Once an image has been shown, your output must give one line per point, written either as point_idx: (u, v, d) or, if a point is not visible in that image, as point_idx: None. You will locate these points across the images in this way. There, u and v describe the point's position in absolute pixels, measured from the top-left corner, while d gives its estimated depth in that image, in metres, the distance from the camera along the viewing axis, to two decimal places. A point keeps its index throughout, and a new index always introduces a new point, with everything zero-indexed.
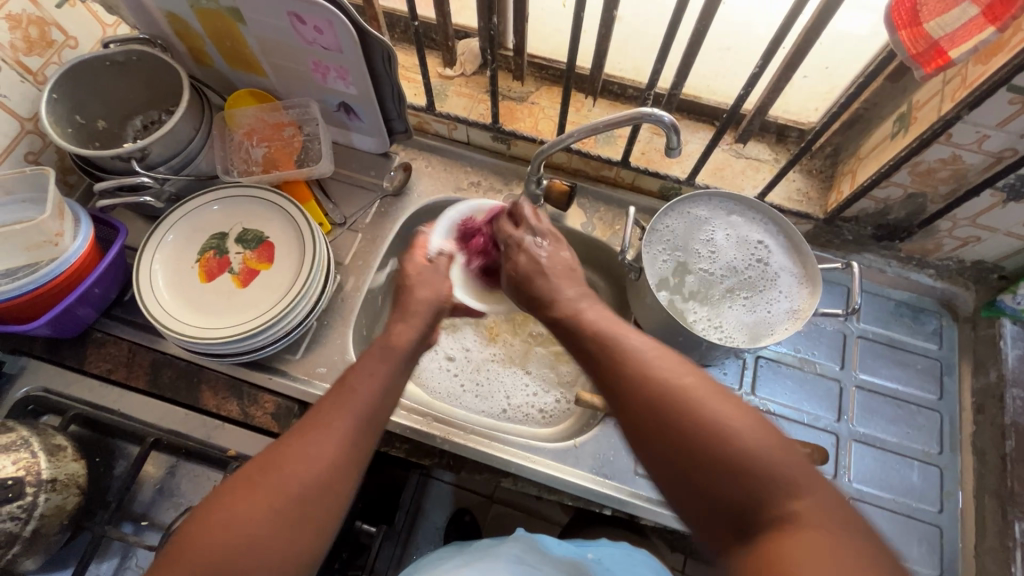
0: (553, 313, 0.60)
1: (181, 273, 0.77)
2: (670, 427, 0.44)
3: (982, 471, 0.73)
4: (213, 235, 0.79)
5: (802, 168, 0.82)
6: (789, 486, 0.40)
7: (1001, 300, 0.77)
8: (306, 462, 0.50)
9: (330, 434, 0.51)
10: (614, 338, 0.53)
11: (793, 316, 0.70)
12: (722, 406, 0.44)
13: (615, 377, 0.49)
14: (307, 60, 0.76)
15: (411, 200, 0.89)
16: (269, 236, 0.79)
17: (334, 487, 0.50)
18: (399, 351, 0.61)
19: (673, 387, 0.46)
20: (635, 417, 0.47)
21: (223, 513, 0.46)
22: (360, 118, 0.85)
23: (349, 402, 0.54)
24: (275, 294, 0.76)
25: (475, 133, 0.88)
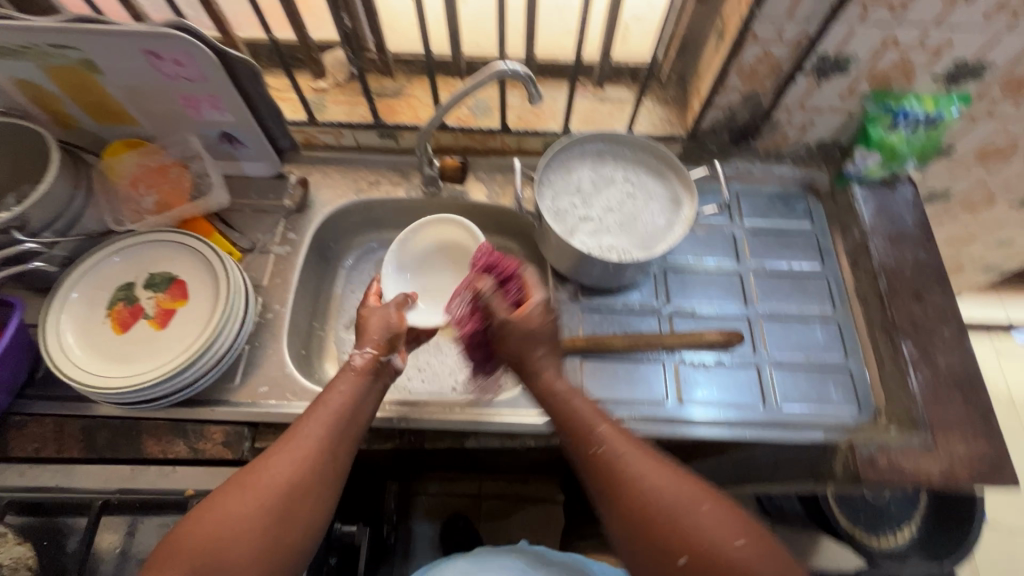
0: (540, 387, 0.65)
1: (93, 332, 0.74)
2: (669, 529, 0.53)
3: (869, 312, 0.83)
4: (120, 286, 0.78)
5: (659, 100, 0.92)
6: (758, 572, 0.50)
7: (846, 170, 0.89)
8: (288, 458, 0.55)
9: (304, 437, 0.57)
10: (616, 444, 0.58)
11: (671, 231, 0.78)
12: (719, 516, 0.53)
13: (620, 487, 0.56)
14: (176, 96, 0.77)
15: (316, 210, 0.91)
16: (179, 274, 0.79)
17: (312, 490, 0.55)
18: (364, 367, 0.64)
19: (673, 495, 0.54)
20: (636, 522, 0.54)
21: (220, 516, 0.52)
22: (246, 144, 0.86)
23: (325, 410, 0.59)
24: (197, 327, 0.76)
25: (362, 135, 0.91)
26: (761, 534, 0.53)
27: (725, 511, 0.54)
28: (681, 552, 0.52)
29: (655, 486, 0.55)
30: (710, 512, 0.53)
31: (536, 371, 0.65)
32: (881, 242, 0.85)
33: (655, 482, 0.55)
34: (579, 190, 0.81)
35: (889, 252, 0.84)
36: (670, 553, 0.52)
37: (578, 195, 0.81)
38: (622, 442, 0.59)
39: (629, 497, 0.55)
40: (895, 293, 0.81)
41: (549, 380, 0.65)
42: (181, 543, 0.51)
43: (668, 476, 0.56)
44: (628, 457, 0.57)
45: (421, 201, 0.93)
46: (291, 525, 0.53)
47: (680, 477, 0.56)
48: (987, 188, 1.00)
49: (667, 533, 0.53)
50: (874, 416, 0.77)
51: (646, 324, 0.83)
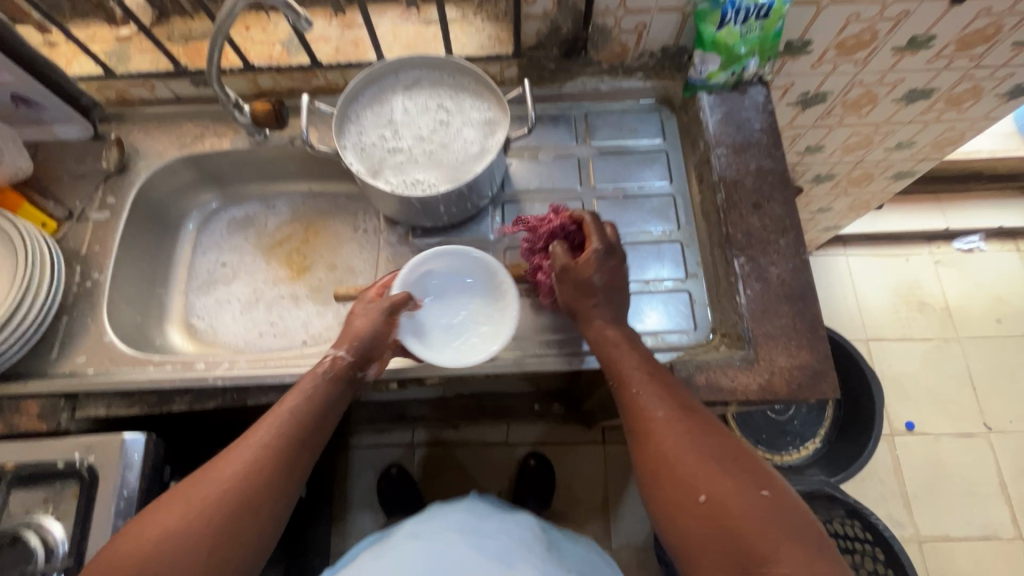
0: (591, 337, 0.67)
1: None
2: (692, 484, 0.54)
3: (710, 230, 0.79)
4: None
5: (489, 17, 0.84)
6: (772, 521, 0.49)
7: (690, 77, 0.82)
8: (236, 469, 0.56)
9: (254, 446, 0.58)
10: (642, 406, 0.61)
11: (482, 158, 0.73)
12: (727, 480, 0.53)
13: (656, 454, 0.57)
14: None
15: (139, 171, 0.87)
16: None
17: (266, 500, 0.56)
18: (327, 372, 0.65)
19: (687, 460, 0.55)
20: (662, 484, 0.56)
21: (144, 533, 0.52)
22: (45, 106, 0.81)
23: (279, 417, 0.61)
24: None
25: (175, 85, 0.85)
26: (777, 494, 0.51)
27: (738, 469, 0.54)
28: (703, 490, 0.53)
29: (673, 434, 0.57)
30: (727, 460, 0.54)
31: (588, 321, 0.68)
32: (724, 153, 0.79)
33: (677, 449, 0.56)
34: (388, 121, 0.76)
35: (731, 163, 0.79)
36: (691, 490, 0.53)
37: (387, 127, 0.76)
38: (653, 397, 0.61)
39: (659, 466, 0.56)
40: (733, 207, 0.76)
41: (603, 331, 0.67)
42: (119, 555, 0.51)
43: (684, 422, 0.58)
44: (649, 408, 0.60)
45: (247, 150, 0.88)
46: (245, 532, 0.54)
47: (695, 441, 0.56)
48: (863, 84, 0.92)
49: (681, 477, 0.54)
50: (708, 335, 0.76)
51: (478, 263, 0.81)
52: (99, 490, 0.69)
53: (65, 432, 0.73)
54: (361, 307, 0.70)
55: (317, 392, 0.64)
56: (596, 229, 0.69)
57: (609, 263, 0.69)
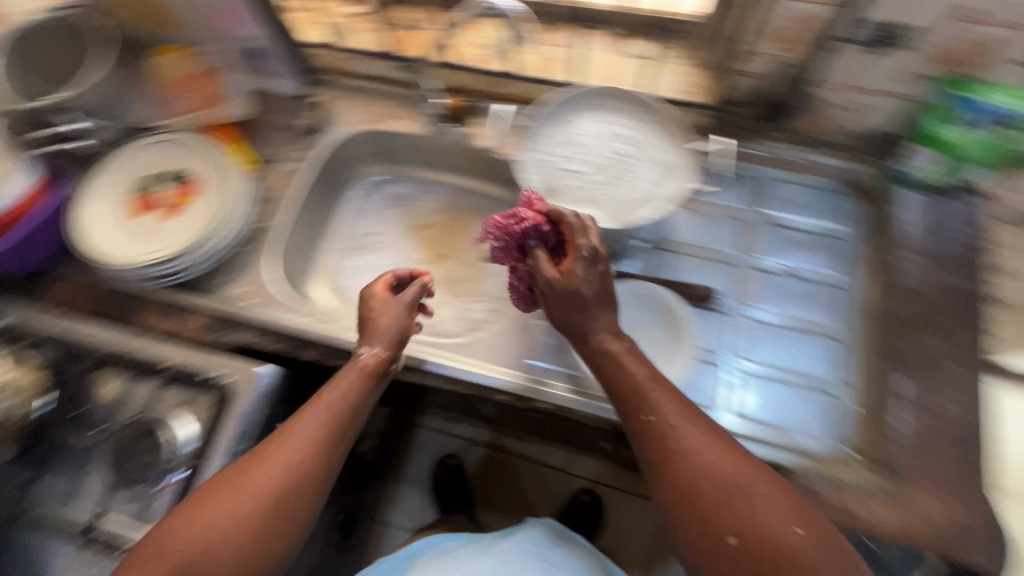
0: (595, 346, 0.61)
1: (116, 209, 0.85)
2: (734, 521, 0.49)
3: (880, 338, 0.72)
4: (144, 176, 0.87)
5: (692, 61, 0.83)
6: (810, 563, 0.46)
7: (900, 168, 0.76)
8: (276, 463, 0.57)
9: (279, 447, 0.58)
10: (669, 431, 0.54)
11: (653, 202, 0.72)
12: (773, 512, 0.49)
13: (686, 481, 0.52)
14: (210, 6, 0.83)
15: (331, 135, 0.95)
16: (195, 173, 0.87)
17: (303, 495, 0.57)
18: (355, 372, 0.64)
19: (725, 484, 0.51)
20: (696, 517, 0.50)
21: (204, 517, 0.54)
22: (274, 62, 0.91)
23: (314, 412, 0.61)
24: (200, 220, 0.84)
25: (383, 66, 0.92)
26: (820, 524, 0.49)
27: (779, 499, 0.50)
28: (733, 531, 0.49)
29: (704, 461, 0.52)
30: (761, 495, 0.50)
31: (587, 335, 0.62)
32: (919, 260, 0.72)
33: (720, 476, 0.51)
34: (566, 144, 0.77)
35: (924, 273, 0.71)
36: (718, 530, 0.49)
37: (564, 150, 0.76)
38: (681, 419, 0.55)
39: (692, 497, 0.51)
40: (915, 322, 0.69)
41: (604, 342, 0.61)
42: (171, 540, 0.53)
43: (710, 448, 0.53)
44: (680, 429, 0.54)
45: (426, 136, 0.93)
46: (286, 516, 0.56)
47: (743, 469, 0.51)
48: None
49: (717, 508, 0.50)
50: (848, 453, 0.68)
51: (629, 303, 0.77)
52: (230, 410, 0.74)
53: (218, 348, 0.80)
54: (377, 303, 0.69)
55: (354, 384, 0.64)
56: (577, 229, 0.64)
57: (594, 271, 0.62)
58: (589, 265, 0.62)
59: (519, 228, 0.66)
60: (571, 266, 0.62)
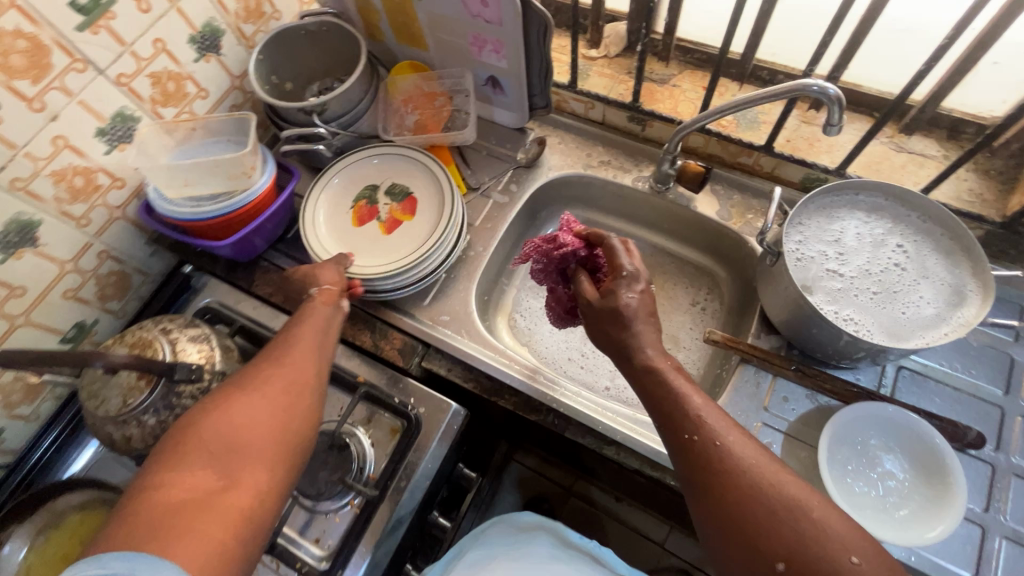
0: (643, 364, 0.59)
1: (339, 214, 0.87)
2: (785, 535, 0.47)
3: None
4: (367, 185, 0.88)
5: (977, 168, 0.75)
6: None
7: None
8: (274, 374, 0.59)
9: (278, 362, 0.61)
10: (717, 434, 0.52)
11: (939, 327, 0.64)
12: (833, 531, 0.46)
13: (733, 489, 0.50)
14: (469, 34, 0.83)
15: (542, 172, 0.93)
16: (414, 192, 0.87)
17: (296, 406, 0.58)
18: (318, 319, 0.67)
19: (782, 493, 0.48)
20: (741, 527, 0.48)
21: (221, 416, 0.54)
22: (506, 93, 0.91)
23: (297, 340, 0.64)
24: (414, 243, 0.83)
25: (612, 113, 0.90)
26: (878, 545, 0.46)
27: (840, 520, 0.47)
28: (780, 556, 0.46)
29: (753, 476, 0.50)
30: (818, 511, 0.47)
31: (637, 352, 0.59)
32: None
33: (767, 487, 0.49)
34: (832, 241, 0.70)
35: None
36: (766, 556, 0.47)
37: (830, 247, 0.70)
38: (725, 428, 0.53)
39: (742, 510, 0.48)
40: None
41: (648, 358, 0.59)
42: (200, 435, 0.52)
43: (759, 459, 0.51)
44: (730, 442, 0.52)
45: (643, 194, 0.89)
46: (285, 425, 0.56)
47: (803, 490, 0.49)
48: None
49: (765, 526, 0.47)
50: None
51: (868, 433, 0.69)
52: (417, 442, 0.74)
53: (411, 374, 0.80)
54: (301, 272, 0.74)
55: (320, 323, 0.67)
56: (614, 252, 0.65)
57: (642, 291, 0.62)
58: (631, 283, 0.61)
59: (559, 252, 0.71)
60: (612, 285, 0.62)
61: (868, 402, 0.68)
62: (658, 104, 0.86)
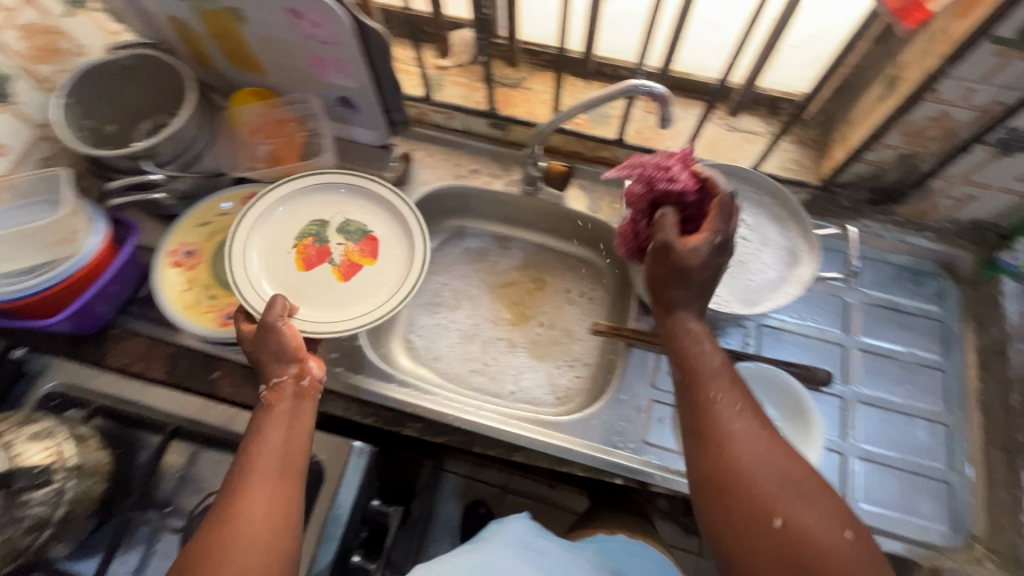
0: (671, 325, 0.62)
1: (276, 253, 0.79)
2: (774, 506, 0.49)
3: (989, 427, 0.73)
4: (314, 221, 0.81)
5: (795, 138, 0.84)
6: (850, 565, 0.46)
7: (1000, 258, 0.77)
8: (260, 478, 0.55)
9: (259, 461, 0.56)
10: (725, 409, 0.54)
11: (781, 288, 0.72)
12: (821, 509, 0.49)
13: (729, 456, 0.51)
14: (307, 55, 0.79)
15: (413, 189, 0.91)
16: (372, 231, 0.82)
17: (283, 508, 0.54)
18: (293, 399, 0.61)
19: (781, 472, 0.50)
20: (734, 492, 0.50)
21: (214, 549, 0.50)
22: (360, 112, 0.87)
23: (273, 434, 0.58)
24: (380, 290, 0.78)
25: (473, 121, 0.90)
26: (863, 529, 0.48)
27: (828, 502, 0.49)
28: (777, 512, 0.48)
29: (754, 452, 0.51)
30: (810, 488, 0.50)
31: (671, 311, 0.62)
32: None
33: (769, 461, 0.51)
34: None
35: None
36: (760, 514, 0.49)
37: None
38: (732, 402, 0.55)
39: (737, 477, 0.50)
40: None
41: (687, 323, 0.61)
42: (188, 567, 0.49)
43: (769, 447, 0.52)
44: (727, 413, 0.54)
45: (516, 197, 0.90)
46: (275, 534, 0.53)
47: (798, 467, 0.51)
48: None
49: (756, 496, 0.49)
50: (969, 543, 0.69)
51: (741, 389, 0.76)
52: (320, 491, 0.70)
53: None
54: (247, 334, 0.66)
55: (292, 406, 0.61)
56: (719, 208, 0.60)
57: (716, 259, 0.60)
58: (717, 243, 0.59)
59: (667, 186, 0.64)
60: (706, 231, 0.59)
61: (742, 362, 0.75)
62: (515, 109, 0.88)
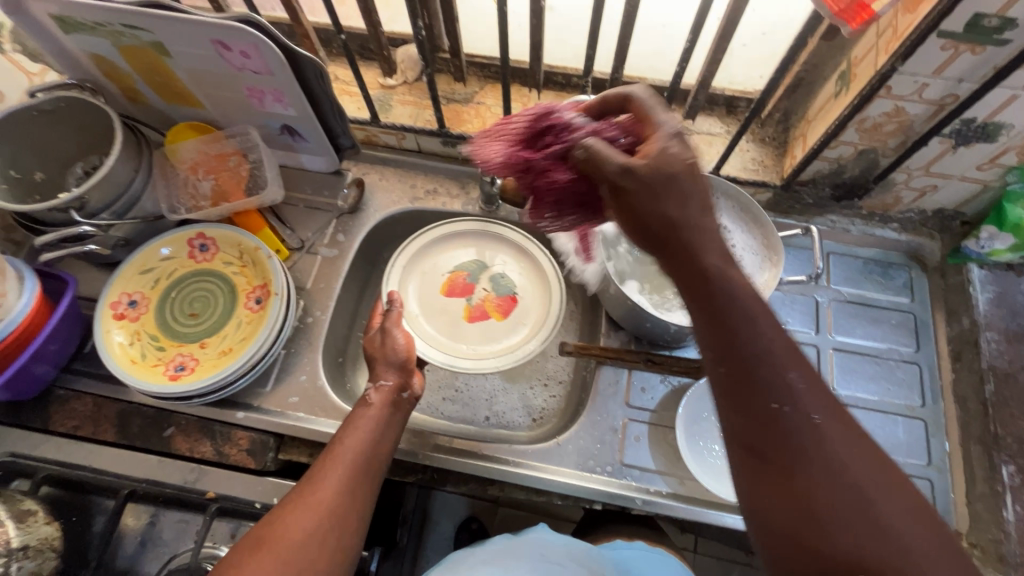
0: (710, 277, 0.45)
1: (429, 279, 0.82)
2: (813, 481, 0.40)
3: (965, 418, 0.73)
4: (477, 259, 0.83)
5: (754, 137, 0.82)
6: (925, 567, 0.37)
7: (965, 246, 0.76)
8: (335, 479, 0.55)
9: (340, 463, 0.56)
10: (779, 364, 0.43)
11: (746, 292, 0.69)
12: (878, 486, 0.40)
13: (778, 420, 0.42)
14: (241, 86, 0.75)
15: (369, 215, 0.87)
16: (518, 292, 0.81)
17: (353, 511, 0.55)
18: (375, 409, 0.62)
19: (829, 446, 0.41)
20: (779, 460, 0.41)
21: (287, 536, 0.50)
22: (306, 139, 0.83)
23: (354, 446, 0.58)
24: (481, 342, 0.79)
25: (425, 140, 0.87)
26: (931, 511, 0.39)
27: (880, 475, 0.40)
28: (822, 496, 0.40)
29: (801, 422, 0.41)
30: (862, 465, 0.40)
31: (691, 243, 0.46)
32: (995, 339, 0.73)
33: (817, 431, 0.41)
34: None
35: (1002, 352, 0.73)
36: (806, 497, 0.40)
37: None
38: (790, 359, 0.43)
39: (783, 441, 0.41)
40: (1002, 404, 0.71)
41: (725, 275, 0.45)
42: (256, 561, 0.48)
43: (850, 438, 0.41)
44: (787, 381, 0.42)
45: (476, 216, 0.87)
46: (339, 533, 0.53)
47: (851, 432, 0.41)
48: None
49: (798, 466, 0.41)
50: None
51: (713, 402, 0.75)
52: None
53: (269, 472, 0.73)
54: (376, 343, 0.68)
55: (377, 419, 0.62)
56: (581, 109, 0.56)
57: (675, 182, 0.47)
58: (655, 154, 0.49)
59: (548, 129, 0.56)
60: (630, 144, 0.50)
61: None
62: (467, 126, 0.85)
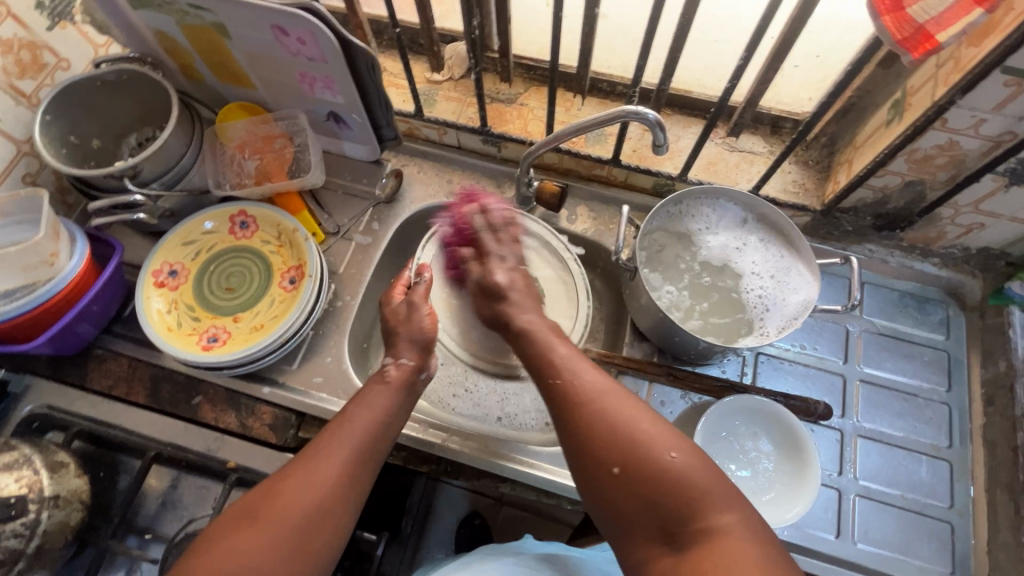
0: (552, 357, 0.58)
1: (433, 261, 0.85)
2: (624, 453, 0.49)
3: (993, 464, 0.71)
4: None
5: (798, 159, 0.81)
6: (715, 505, 0.46)
7: (1009, 288, 0.74)
8: (337, 450, 0.54)
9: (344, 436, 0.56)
10: (575, 367, 0.56)
11: (783, 318, 0.70)
12: (663, 437, 0.49)
13: (580, 407, 0.52)
14: (294, 72, 0.77)
15: (404, 206, 0.89)
16: None
17: (354, 485, 0.54)
18: (391, 383, 0.61)
19: (627, 415, 0.51)
20: (582, 437, 0.51)
21: (280, 504, 0.50)
22: (351, 127, 0.85)
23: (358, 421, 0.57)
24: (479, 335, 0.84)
25: (466, 137, 0.88)
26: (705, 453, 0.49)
27: (665, 427, 0.50)
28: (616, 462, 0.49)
29: (594, 405, 0.52)
30: (650, 429, 0.50)
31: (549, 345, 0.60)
32: None
33: (609, 408, 0.52)
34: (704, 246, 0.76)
35: None
36: (603, 463, 0.50)
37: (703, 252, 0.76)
38: (579, 365, 0.56)
39: (577, 418, 0.52)
40: None
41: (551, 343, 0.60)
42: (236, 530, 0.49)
43: (629, 407, 0.52)
44: (577, 377, 0.55)
45: None
46: (336, 508, 0.52)
47: (629, 398, 0.53)
48: None
49: (602, 441, 0.50)
50: None
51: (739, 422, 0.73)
52: None
53: (288, 448, 0.74)
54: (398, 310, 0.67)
55: (386, 397, 0.60)
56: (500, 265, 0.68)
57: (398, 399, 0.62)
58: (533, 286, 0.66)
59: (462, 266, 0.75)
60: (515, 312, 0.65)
61: (742, 395, 0.72)
62: (508, 126, 0.85)
